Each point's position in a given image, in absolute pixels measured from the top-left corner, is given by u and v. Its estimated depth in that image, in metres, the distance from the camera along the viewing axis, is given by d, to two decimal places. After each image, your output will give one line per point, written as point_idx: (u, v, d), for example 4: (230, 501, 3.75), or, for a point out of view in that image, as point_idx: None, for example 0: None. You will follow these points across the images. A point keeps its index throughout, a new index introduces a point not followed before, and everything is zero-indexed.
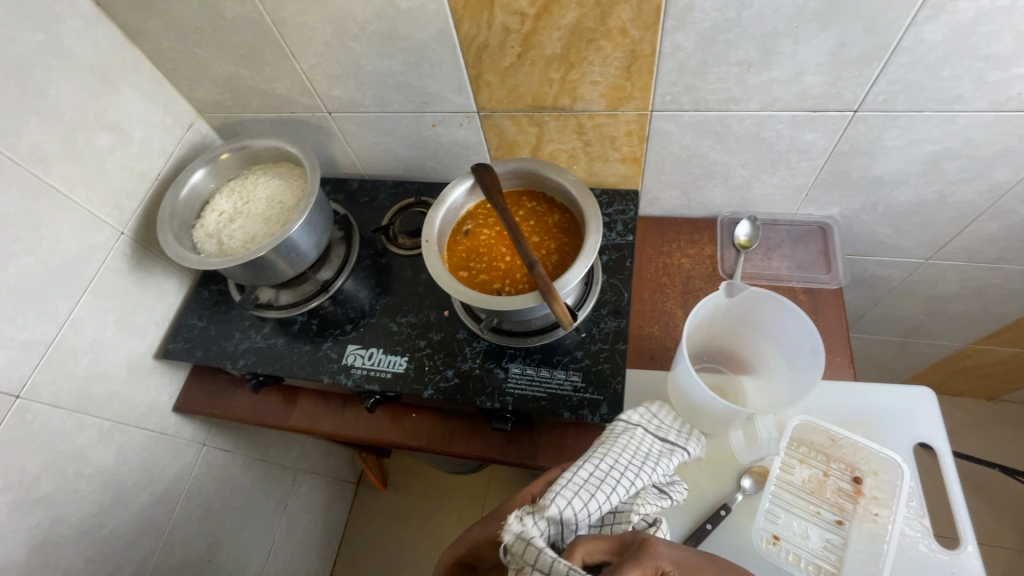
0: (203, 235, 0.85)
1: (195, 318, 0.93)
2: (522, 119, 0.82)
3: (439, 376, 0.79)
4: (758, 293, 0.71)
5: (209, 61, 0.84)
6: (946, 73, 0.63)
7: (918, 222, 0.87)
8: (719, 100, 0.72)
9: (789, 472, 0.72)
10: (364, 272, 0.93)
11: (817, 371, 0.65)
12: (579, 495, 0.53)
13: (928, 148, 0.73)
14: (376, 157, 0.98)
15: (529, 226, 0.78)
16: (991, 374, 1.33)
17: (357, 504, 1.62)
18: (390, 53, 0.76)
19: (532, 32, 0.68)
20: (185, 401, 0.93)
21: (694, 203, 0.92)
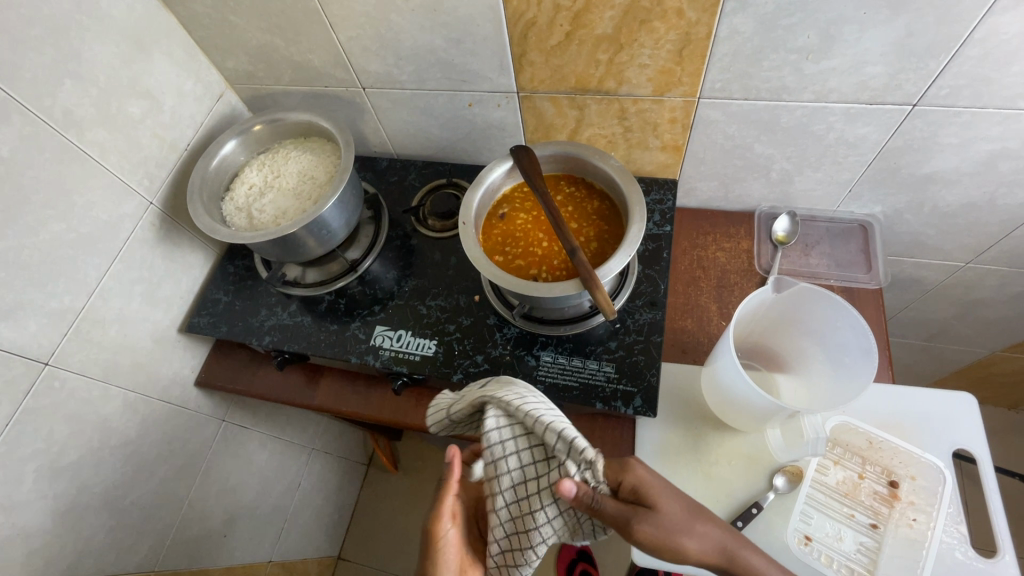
0: (233, 208, 0.83)
1: (220, 292, 0.92)
2: (563, 101, 0.80)
3: (468, 362, 0.78)
4: (808, 291, 0.69)
5: (243, 29, 0.81)
6: (1016, 69, 0.60)
7: (963, 225, 0.85)
8: (771, 89, 0.70)
9: (824, 472, 0.71)
10: (393, 252, 0.92)
11: (869, 374, 0.63)
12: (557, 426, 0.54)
13: (985, 148, 0.71)
14: (408, 136, 0.96)
15: (568, 212, 0.76)
16: (1016, 383, 1.31)
17: (367, 486, 1.63)
18: (432, 27, 0.73)
19: (584, 9, 0.66)
20: (207, 375, 0.93)
21: (732, 195, 0.90)
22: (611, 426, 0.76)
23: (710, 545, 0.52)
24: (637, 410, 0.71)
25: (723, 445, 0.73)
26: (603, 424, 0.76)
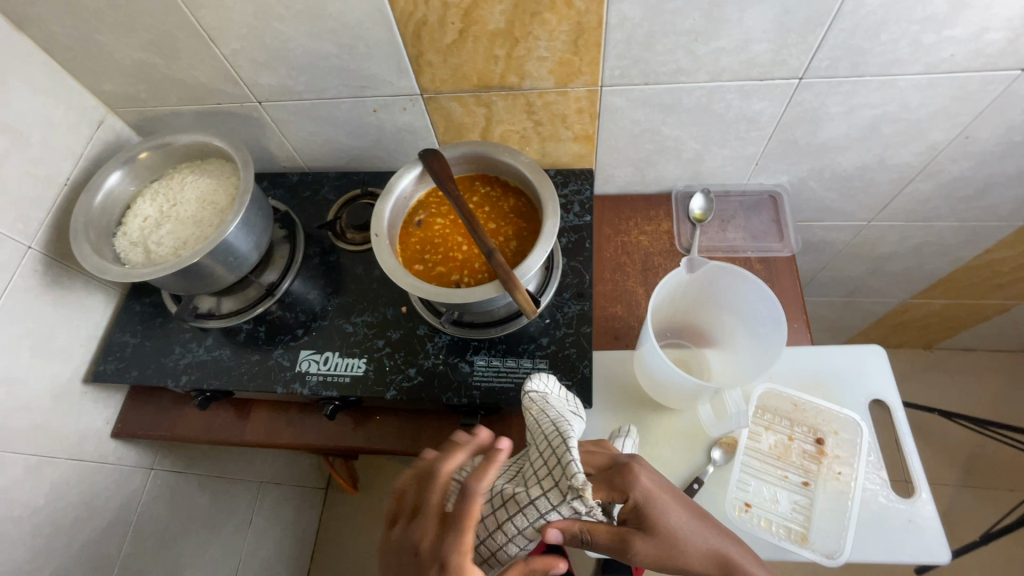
0: (126, 244, 0.77)
1: (126, 334, 0.85)
2: (469, 100, 0.78)
3: (401, 376, 0.76)
4: (717, 267, 0.71)
5: (114, 49, 0.75)
6: (884, 38, 0.63)
7: (860, 186, 0.90)
8: (668, 72, 0.71)
9: (756, 439, 0.74)
10: (313, 271, 0.88)
11: (782, 341, 0.65)
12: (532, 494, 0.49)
13: (869, 113, 0.74)
14: (316, 148, 0.92)
15: (484, 213, 0.75)
16: (928, 325, 1.42)
17: (327, 511, 1.57)
18: (321, 34, 0.70)
19: (473, 6, 0.64)
20: (123, 425, 0.86)
21: (649, 178, 0.91)
22: None
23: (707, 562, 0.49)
24: None
25: (661, 425, 0.75)
26: None
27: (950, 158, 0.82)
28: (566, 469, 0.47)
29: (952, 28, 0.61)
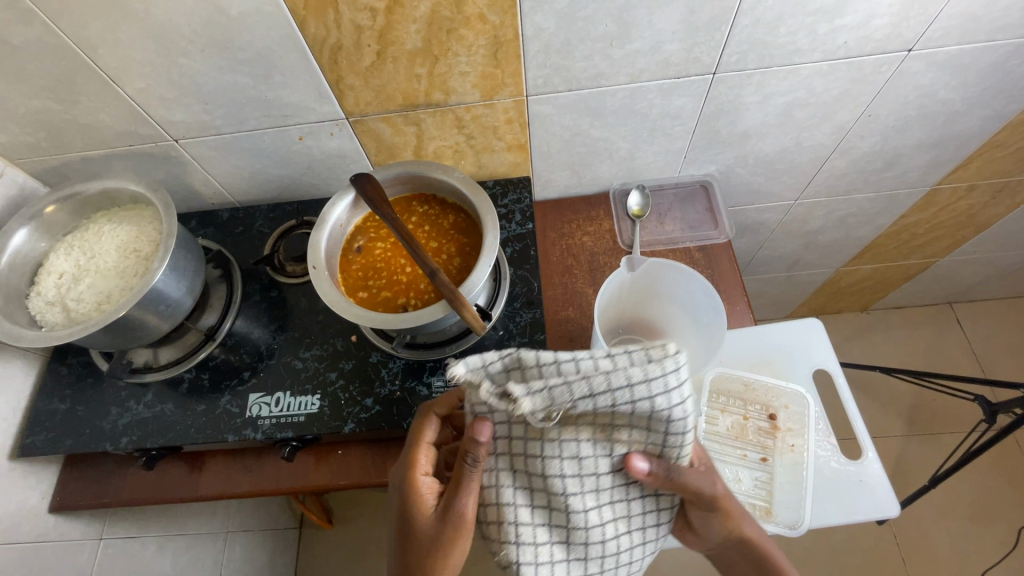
0: (42, 304, 0.71)
1: (55, 400, 0.79)
2: (397, 120, 0.77)
3: (358, 408, 0.74)
4: (658, 262, 0.73)
5: (4, 98, 0.69)
6: (783, 30, 0.67)
7: (783, 168, 0.94)
8: (590, 77, 0.72)
9: (714, 422, 0.76)
10: (255, 309, 0.84)
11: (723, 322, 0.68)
12: (556, 393, 0.44)
13: (781, 100, 0.78)
14: (244, 181, 0.88)
15: (425, 233, 0.74)
16: (861, 289, 1.51)
17: (303, 550, 1.50)
18: (232, 66, 0.67)
19: (387, 27, 0.63)
20: (61, 498, 0.79)
21: (586, 180, 0.93)
22: None
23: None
24: None
25: None
26: None
27: (858, 136, 0.88)
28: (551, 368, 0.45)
29: (842, 17, 0.66)
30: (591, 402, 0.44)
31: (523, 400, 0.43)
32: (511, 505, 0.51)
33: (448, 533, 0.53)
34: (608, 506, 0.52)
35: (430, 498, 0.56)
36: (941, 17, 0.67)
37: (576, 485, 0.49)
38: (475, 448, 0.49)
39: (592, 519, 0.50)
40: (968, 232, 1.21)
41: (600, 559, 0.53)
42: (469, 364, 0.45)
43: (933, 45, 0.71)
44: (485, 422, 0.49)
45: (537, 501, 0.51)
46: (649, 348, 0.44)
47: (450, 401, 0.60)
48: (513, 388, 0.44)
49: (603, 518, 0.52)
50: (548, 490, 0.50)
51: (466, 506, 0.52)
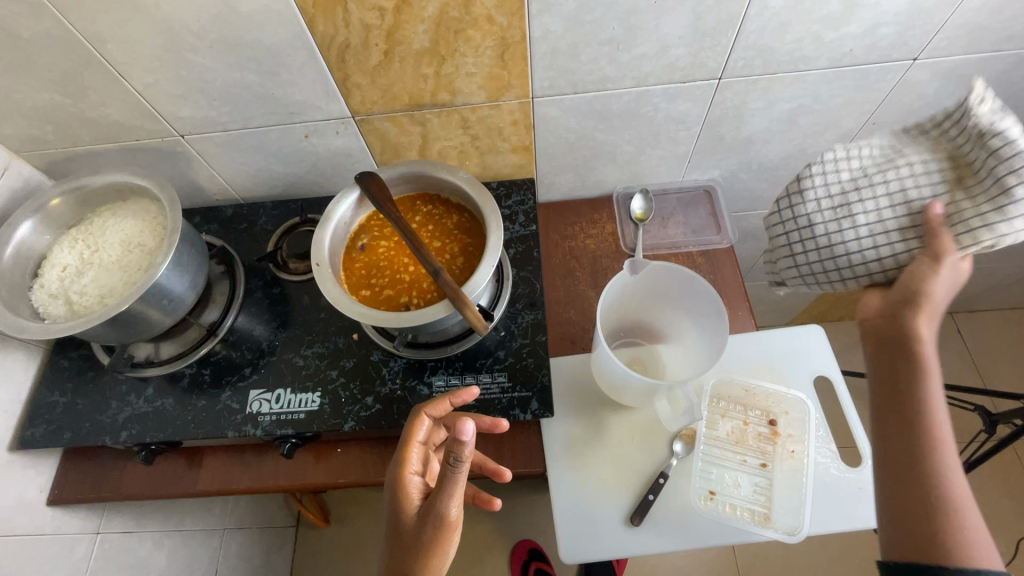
0: (45, 297, 0.71)
1: (56, 394, 0.79)
2: (402, 119, 0.77)
3: (358, 406, 0.74)
4: (660, 266, 0.73)
5: (13, 91, 0.70)
6: (790, 37, 0.67)
7: (787, 175, 0.94)
8: (595, 80, 0.72)
9: (714, 427, 0.76)
10: (257, 305, 0.84)
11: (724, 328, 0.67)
12: (983, 139, 0.54)
13: (786, 107, 0.79)
14: (248, 178, 0.88)
15: (428, 232, 0.75)
16: None
17: (300, 548, 1.50)
18: (240, 63, 0.68)
19: (395, 27, 0.64)
20: (60, 491, 0.79)
21: (590, 183, 0.93)
22: (517, 434, 0.75)
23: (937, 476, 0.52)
24: (536, 414, 0.71)
25: (624, 425, 0.76)
26: (508, 434, 0.74)
27: None
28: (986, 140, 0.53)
29: (849, 24, 0.66)
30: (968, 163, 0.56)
31: (875, 135, 0.65)
32: (825, 182, 0.64)
33: (428, 533, 0.52)
34: (875, 238, 0.60)
35: (417, 498, 0.58)
36: (948, 26, 0.67)
37: (883, 198, 0.60)
38: (456, 456, 0.49)
39: (860, 223, 0.61)
40: None
41: (826, 248, 0.64)
42: (979, 97, 0.54)
43: (938, 54, 0.71)
44: (468, 420, 0.48)
45: (831, 188, 0.64)
46: None
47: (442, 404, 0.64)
48: (1004, 127, 0.52)
49: (855, 234, 0.62)
50: (861, 189, 0.62)
51: (449, 507, 0.52)
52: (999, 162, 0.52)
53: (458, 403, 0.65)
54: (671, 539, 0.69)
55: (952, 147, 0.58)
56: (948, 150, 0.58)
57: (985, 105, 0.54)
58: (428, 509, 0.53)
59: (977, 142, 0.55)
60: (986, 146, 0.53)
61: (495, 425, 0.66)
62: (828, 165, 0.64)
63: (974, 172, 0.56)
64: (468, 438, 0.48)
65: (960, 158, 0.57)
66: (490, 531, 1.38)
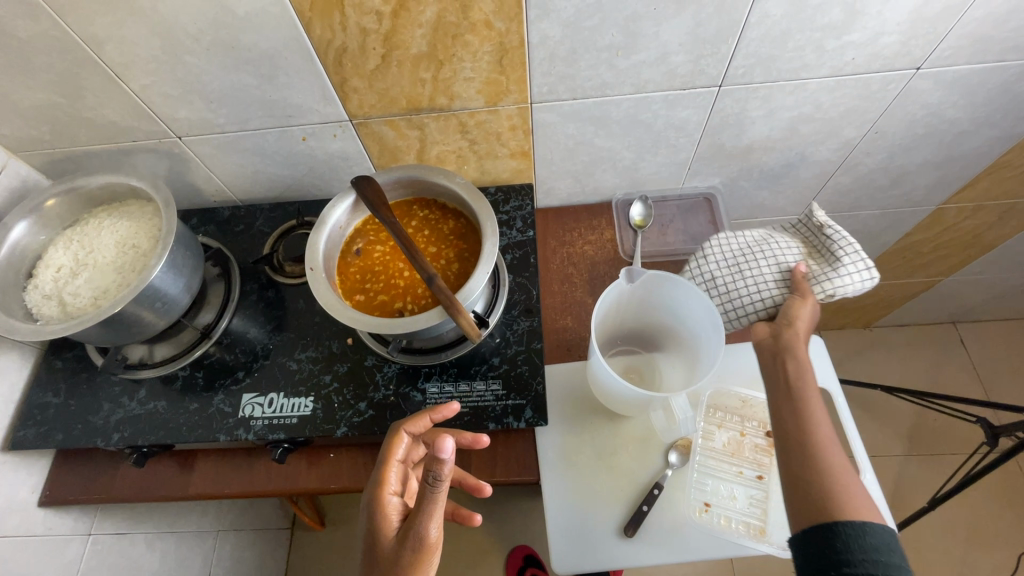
0: (38, 297, 0.71)
1: (49, 394, 0.79)
2: (400, 123, 0.77)
3: (351, 412, 0.73)
4: (655, 275, 0.72)
5: (10, 91, 0.69)
6: (791, 45, 0.66)
7: (787, 183, 0.94)
8: (594, 86, 0.72)
9: (710, 438, 0.75)
10: (253, 308, 0.84)
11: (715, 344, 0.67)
12: (824, 231, 0.79)
13: (787, 115, 0.78)
14: (246, 180, 0.88)
15: (424, 237, 0.74)
16: (864, 306, 1.50)
17: (295, 551, 1.49)
18: (237, 66, 0.67)
19: (392, 31, 0.63)
20: (51, 492, 0.78)
21: (589, 188, 0.93)
22: (511, 442, 0.74)
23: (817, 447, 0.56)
24: (530, 422, 0.70)
25: (619, 435, 0.76)
26: (503, 442, 0.74)
27: (864, 153, 0.87)
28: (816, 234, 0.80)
29: (850, 33, 0.65)
30: (826, 243, 0.78)
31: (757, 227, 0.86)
32: (728, 241, 0.82)
33: (407, 557, 0.50)
34: (765, 283, 0.77)
35: (395, 519, 0.56)
36: (951, 36, 0.66)
37: (766, 259, 0.78)
38: (435, 471, 0.49)
39: (758, 274, 0.77)
40: (974, 252, 1.20)
41: (727, 288, 0.78)
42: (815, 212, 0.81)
43: (942, 64, 0.70)
44: (447, 437, 0.48)
45: (734, 246, 0.81)
46: (868, 269, 0.74)
47: (422, 421, 0.63)
48: (831, 227, 0.79)
49: (750, 283, 0.77)
50: (755, 250, 0.79)
51: (428, 529, 0.51)
52: (841, 248, 0.76)
53: (439, 419, 0.64)
54: (666, 551, 0.68)
55: (803, 239, 0.82)
56: (797, 238, 0.83)
57: (824, 216, 0.80)
58: (407, 530, 0.52)
59: (816, 235, 0.80)
60: (824, 237, 0.78)
61: (476, 441, 0.64)
62: (727, 238, 0.82)
63: (823, 255, 0.78)
64: (448, 457, 0.48)
65: (810, 248, 0.81)
66: (485, 536, 1.37)
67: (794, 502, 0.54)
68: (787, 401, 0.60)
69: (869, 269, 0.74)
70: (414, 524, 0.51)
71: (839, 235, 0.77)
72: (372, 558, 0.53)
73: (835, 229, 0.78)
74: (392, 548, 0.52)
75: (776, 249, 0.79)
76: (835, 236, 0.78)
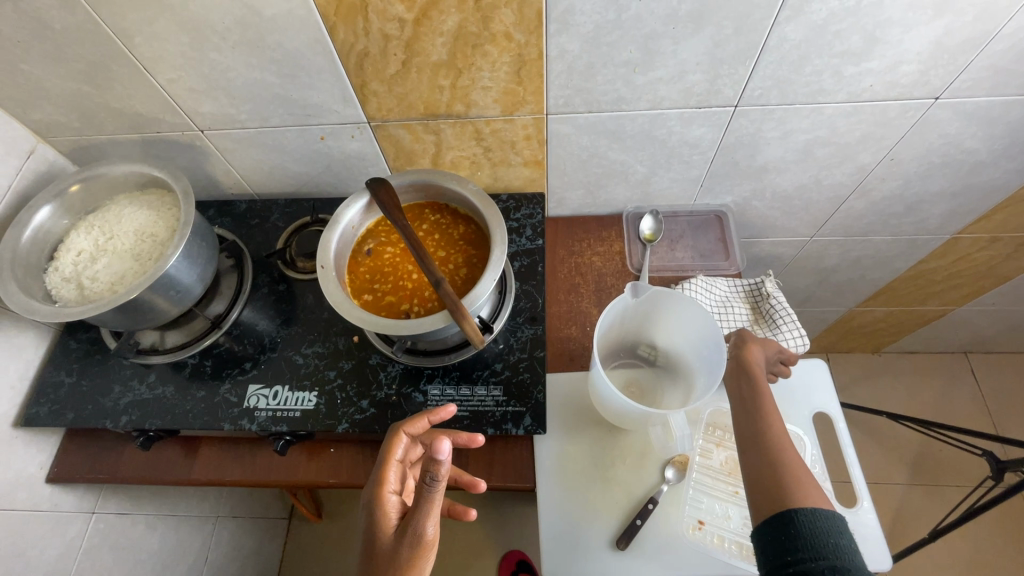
0: (58, 280, 0.73)
1: (62, 373, 0.81)
2: (417, 128, 0.78)
3: (353, 409, 0.74)
4: (662, 293, 0.73)
5: (43, 79, 0.72)
6: (809, 69, 0.67)
7: (800, 204, 0.94)
8: (610, 101, 0.72)
9: (708, 456, 0.75)
10: (264, 301, 0.86)
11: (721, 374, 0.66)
12: (767, 300, 0.88)
13: (802, 138, 0.78)
14: (264, 175, 0.90)
15: (434, 241, 0.75)
16: (873, 331, 1.49)
17: (291, 541, 1.51)
18: (261, 64, 0.69)
19: (414, 38, 0.64)
20: (59, 469, 0.80)
21: (600, 200, 0.93)
22: (509, 447, 0.75)
23: (774, 442, 0.59)
24: (528, 429, 0.70)
25: (615, 447, 0.76)
26: (500, 447, 0.74)
27: (878, 179, 0.87)
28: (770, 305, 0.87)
29: (869, 60, 0.65)
30: (766, 312, 0.87)
31: (719, 278, 0.91)
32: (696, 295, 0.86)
33: (404, 553, 0.52)
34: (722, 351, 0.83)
35: (394, 517, 0.57)
36: (972, 68, 0.66)
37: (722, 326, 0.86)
38: (434, 472, 0.50)
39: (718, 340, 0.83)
40: (989, 283, 1.18)
41: None
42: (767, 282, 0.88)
43: (961, 94, 0.70)
44: (445, 440, 0.49)
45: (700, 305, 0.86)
46: (800, 336, 0.84)
47: (420, 422, 0.63)
48: (776, 296, 0.87)
49: None
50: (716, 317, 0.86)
51: (424, 527, 0.52)
52: (779, 316, 0.86)
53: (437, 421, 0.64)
54: (657, 566, 0.68)
55: (751, 304, 0.90)
56: (745, 301, 0.90)
57: (772, 284, 0.88)
58: (405, 527, 0.53)
59: (761, 301, 0.89)
60: (768, 306, 0.87)
61: (471, 441, 0.65)
62: (704, 287, 0.87)
63: (767, 322, 0.87)
64: (445, 458, 0.49)
65: (756, 312, 0.89)
66: (480, 538, 1.37)
67: (756, 494, 0.57)
68: (745, 411, 0.64)
69: (803, 338, 0.83)
70: (412, 522, 0.53)
71: (782, 307, 0.86)
72: (371, 552, 0.54)
73: (777, 298, 0.87)
74: (390, 544, 0.54)
75: (729, 313, 0.88)
76: (779, 307, 0.86)
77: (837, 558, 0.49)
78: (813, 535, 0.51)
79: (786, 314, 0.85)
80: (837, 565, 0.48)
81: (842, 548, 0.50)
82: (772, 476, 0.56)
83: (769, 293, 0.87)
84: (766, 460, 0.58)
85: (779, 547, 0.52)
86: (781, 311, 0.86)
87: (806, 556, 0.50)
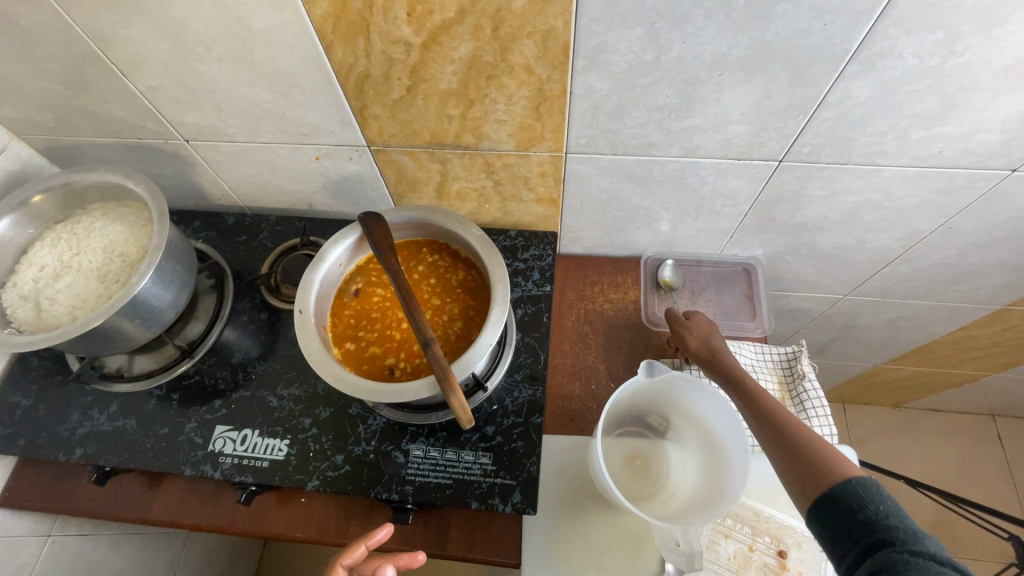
0: (15, 298, 0.66)
1: (19, 394, 0.75)
2: (421, 155, 0.70)
3: (326, 464, 0.67)
4: (680, 376, 0.67)
5: (13, 76, 0.65)
6: (871, 130, 0.58)
7: (839, 263, 0.85)
8: (639, 145, 0.64)
9: (714, 548, 0.68)
10: (242, 328, 0.79)
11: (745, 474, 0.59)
12: (800, 380, 0.78)
13: (851, 200, 0.69)
14: (255, 190, 0.83)
15: (429, 287, 0.68)
16: (897, 387, 1.39)
17: (268, 553, 1.46)
18: (249, 78, 0.61)
19: (421, 63, 0.56)
20: (9, 495, 0.74)
21: (617, 243, 0.85)
22: (496, 518, 0.67)
23: (789, 422, 0.55)
24: (517, 508, 0.63)
25: (612, 528, 0.68)
26: (486, 518, 0.66)
27: (930, 246, 0.78)
28: (805, 386, 0.77)
29: (943, 125, 0.56)
30: (797, 393, 0.78)
31: (749, 342, 0.82)
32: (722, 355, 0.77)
33: None
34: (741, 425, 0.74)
35: None
36: None
37: None
38: None
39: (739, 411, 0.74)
40: None
41: None
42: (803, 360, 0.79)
43: None
44: None
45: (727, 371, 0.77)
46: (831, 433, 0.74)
47: (354, 552, 0.58)
48: (811, 379, 0.78)
49: None
50: None
51: None
52: (811, 406, 0.76)
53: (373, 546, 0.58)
54: None
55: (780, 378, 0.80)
56: (775, 372, 0.80)
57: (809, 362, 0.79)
58: None
59: (792, 379, 0.79)
60: (800, 387, 0.77)
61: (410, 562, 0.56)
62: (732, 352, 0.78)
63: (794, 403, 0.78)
64: None
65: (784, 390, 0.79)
66: None
67: (800, 482, 0.51)
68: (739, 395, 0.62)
69: (832, 437, 0.74)
70: None
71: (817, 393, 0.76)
72: None
73: (812, 381, 0.77)
74: None
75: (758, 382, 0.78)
76: (813, 392, 0.76)
77: (883, 527, 0.44)
78: (853, 511, 0.46)
79: (818, 402, 0.76)
80: (885, 538, 0.44)
81: (886, 513, 0.45)
82: (810, 455, 0.52)
83: (806, 373, 0.78)
84: (799, 442, 0.53)
85: (833, 538, 0.47)
86: (815, 398, 0.76)
87: (856, 540, 0.45)
